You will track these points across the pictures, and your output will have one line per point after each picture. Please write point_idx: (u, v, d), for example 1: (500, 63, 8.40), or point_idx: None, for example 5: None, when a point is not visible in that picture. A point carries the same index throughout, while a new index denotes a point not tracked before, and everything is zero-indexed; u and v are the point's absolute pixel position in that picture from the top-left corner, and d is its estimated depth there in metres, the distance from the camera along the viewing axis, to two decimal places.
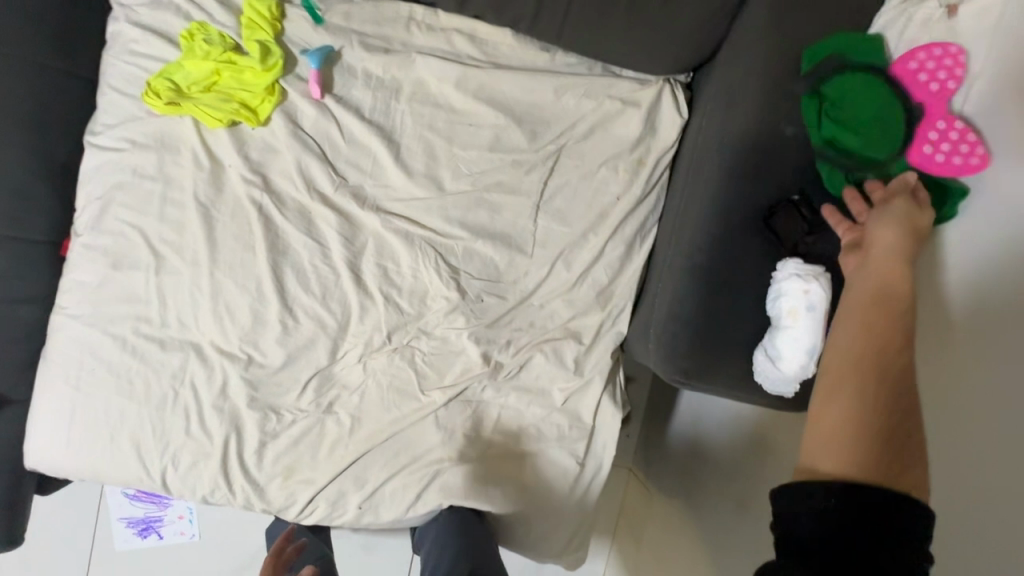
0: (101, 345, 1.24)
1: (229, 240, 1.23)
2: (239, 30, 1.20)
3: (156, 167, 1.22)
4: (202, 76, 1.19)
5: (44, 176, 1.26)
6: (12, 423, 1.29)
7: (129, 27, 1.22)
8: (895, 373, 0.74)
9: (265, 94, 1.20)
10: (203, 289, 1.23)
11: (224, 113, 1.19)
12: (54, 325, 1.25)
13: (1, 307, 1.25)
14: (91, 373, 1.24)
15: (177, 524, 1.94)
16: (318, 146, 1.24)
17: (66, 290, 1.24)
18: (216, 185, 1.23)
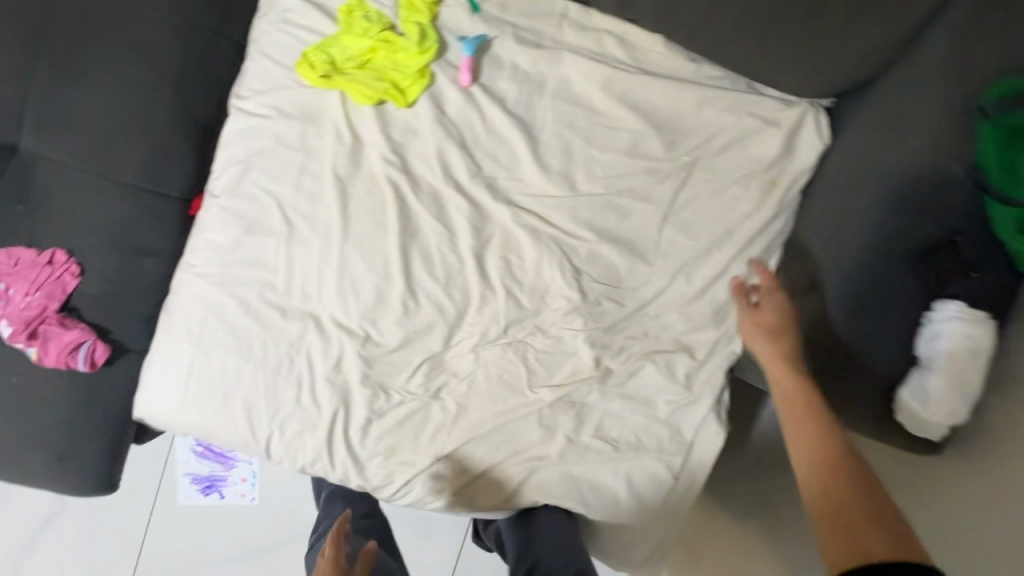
0: (223, 307, 1.25)
1: (362, 218, 1.24)
2: (397, 11, 1.21)
3: (298, 138, 1.23)
4: (357, 52, 1.20)
5: (185, 134, 1.28)
6: (124, 375, 1.30)
7: None
8: (837, 455, 0.96)
9: (416, 76, 1.20)
10: (330, 263, 1.24)
11: (374, 91, 1.20)
12: (181, 281, 1.27)
13: (130, 257, 1.27)
14: (210, 334, 1.25)
15: (239, 485, 1.96)
16: (458, 134, 1.24)
17: (197, 249, 1.26)
18: (353, 161, 1.24)
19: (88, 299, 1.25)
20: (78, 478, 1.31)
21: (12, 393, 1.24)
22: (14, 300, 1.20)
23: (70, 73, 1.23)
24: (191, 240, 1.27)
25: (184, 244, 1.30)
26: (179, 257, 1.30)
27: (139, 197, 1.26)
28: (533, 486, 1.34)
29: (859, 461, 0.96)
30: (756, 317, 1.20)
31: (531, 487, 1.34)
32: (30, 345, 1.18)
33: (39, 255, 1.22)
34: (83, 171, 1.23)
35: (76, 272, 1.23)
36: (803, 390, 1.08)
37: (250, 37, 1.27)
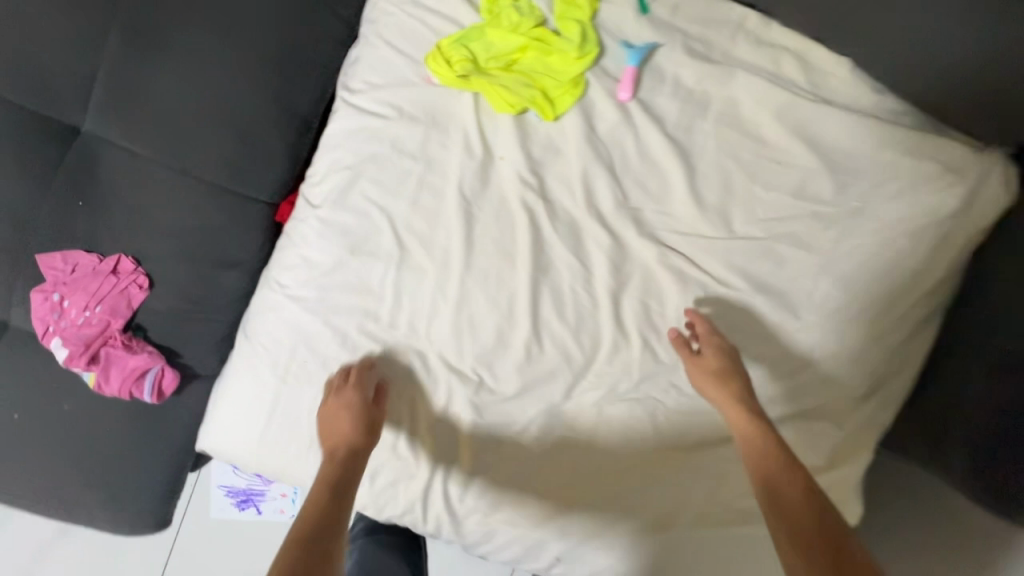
0: (314, 336, 1.06)
1: (488, 246, 1.06)
2: (553, 5, 1.02)
3: (419, 145, 1.04)
4: (501, 49, 1.01)
5: (279, 127, 1.06)
6: (192, 404, 1.12)
7: None
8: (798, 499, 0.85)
9: (569, 85, 1.01)
10: (443, 292, 1.07)
11: (519, 98, 1.01)
12: (266, 302, 1.08)
13: (209, 270, 1.07)
14: (296, 367, 1.07)
15: (279, 500, 1.39)
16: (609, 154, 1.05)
17: (289, 266, 1.07)
18: (482, 177, 1.05)
19: (157, 317, 1.06)
20: (128, 516, 1.11)
21: (63, 421, 1.05)
22: (72, 314, 1.00)
23: (146, 46, 1.00)
24: (277, 257, 1.09)
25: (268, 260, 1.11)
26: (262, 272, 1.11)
27: (221, 200, 1.06)
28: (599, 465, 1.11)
29: (806, 505, 0.85)
30: (700, 363, 1.04)
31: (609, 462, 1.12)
32: (89, 371, 1.00)
33: (102, 261, 1.02)
34: (159, 165, 1.02)
35: (144, 284, 1.04)
36: (752, 431, 0.95)
37: (365, 16, 1.06)
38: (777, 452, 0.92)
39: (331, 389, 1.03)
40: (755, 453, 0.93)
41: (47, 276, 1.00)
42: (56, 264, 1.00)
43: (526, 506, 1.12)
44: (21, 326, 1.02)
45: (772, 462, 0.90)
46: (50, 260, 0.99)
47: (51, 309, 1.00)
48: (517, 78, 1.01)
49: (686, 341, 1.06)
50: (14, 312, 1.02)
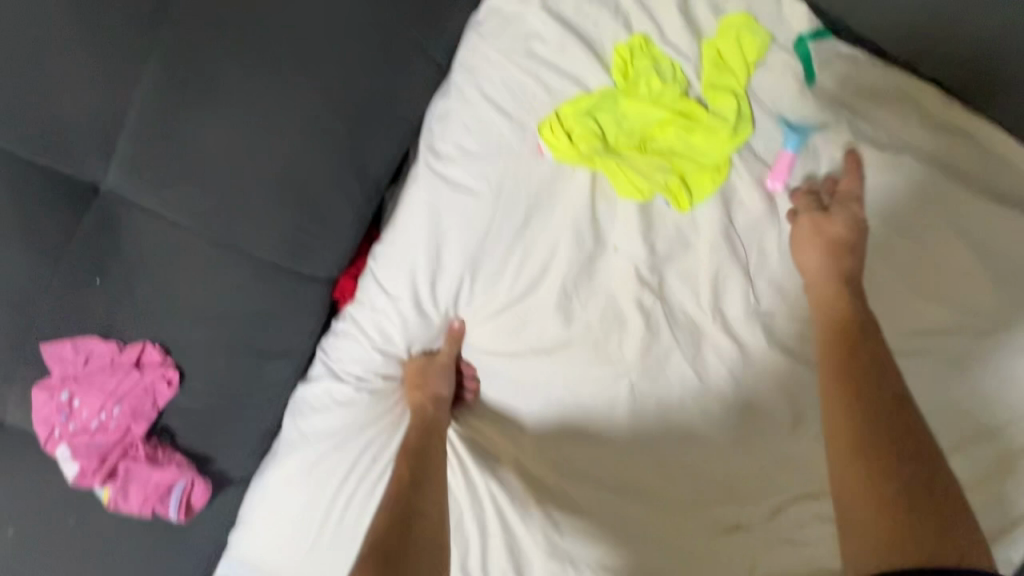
0: (377, 434, 0.87)
1: (586, 350, 0.87)
2: (700, 68, 0.83)
3: (517, 229, 0.86)
4: (632, 120, 0.83)
5: (346, 194, 0.86)
6: (222, 514, 0.93)
7: (541, 20, 0.84)
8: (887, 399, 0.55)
9: (712, 169, 0.83)
10: (527, 397, 0.90)
11: (649, 183, 0.83)
12: (319, 395, 0.91)
13: (253, 362, 0.88)
14: (355, 472, 0.87)
15: None
16: (748, 254, 0.86)
17: (351, 352, 0.90)
18: (588, 270, 0.86)
19: (187, 417, 0.87)
20: None
21: (64, 539, 0.85)
22: (83, 416, 0.81)
23: (188, 89, 0.78)
24: (336, 341, 0.91)
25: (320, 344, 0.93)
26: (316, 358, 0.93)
27: (272, 280, 0.86)
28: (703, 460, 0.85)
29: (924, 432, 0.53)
30: (827, 225, 0.77)
31: (623, 430, 0.87)
32: (103, 487, 0.81)
33: (122, 351, 0.82)
34: (201, 236, 0.83)
35: (173, 379, 0.84)
36: (834, 319, 0.67)
37: (462, 64, 0.86)
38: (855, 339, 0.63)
39: (419, 365, 0.88)
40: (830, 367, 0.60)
41: (54, 370, 0.80)
42: (66, 355, 0.80)
43: (616, 469, 0.86)
44: (20, 424, 0.83)
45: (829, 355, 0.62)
46: (58, 351, 0.80)
47: (58, 410, 0.81)
48: (649, 157, 0.83)
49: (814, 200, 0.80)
50: (9, 409, 0.82)
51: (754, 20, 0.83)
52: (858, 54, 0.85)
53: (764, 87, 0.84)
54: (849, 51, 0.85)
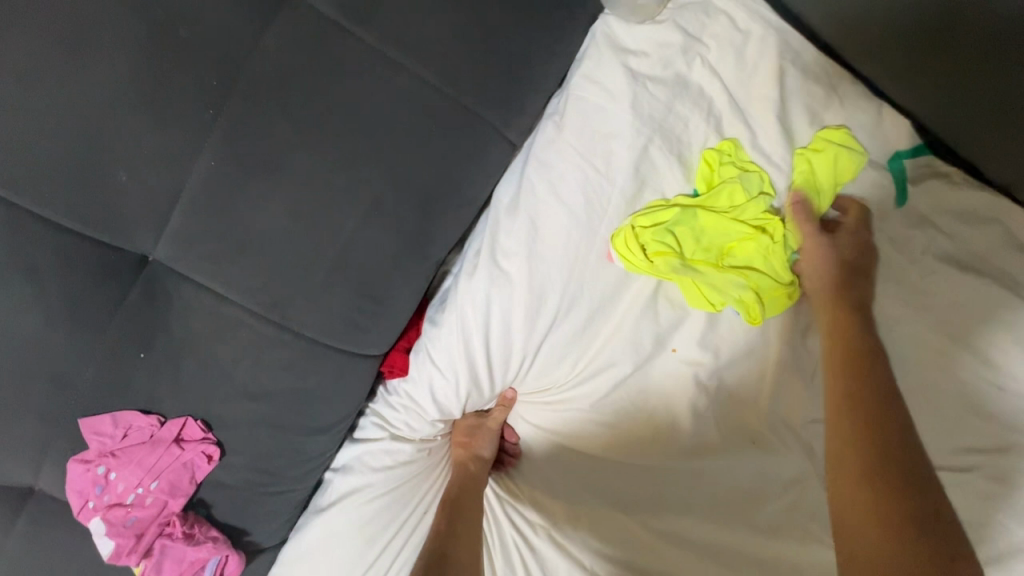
0: (430, 488, 0.93)
1: (633, 437, 0.91)
2: (783, 181, 0.79)
3: (579, 328, 0.85)
4: (710, 232, 0.79)
5: (407, 278, 0.82)
6: None
7: (627, 115, 0.79)
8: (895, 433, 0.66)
9: (786, 285, 0.80)
10: (561, 475, 0.93)
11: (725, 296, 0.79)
12: (372, 449, 0.92)
13: (295, 439, 0.85)
14: (405, 528, 0.90)
15: None
16: (799, 367, 0.87)
17: (404, 419, 0.92)
18: (641, 369, 0.87)
19: (225, 491, 0.84)
20: None
21: None
22: (119, 491, 0.78)
23: (251, 164, 0.72)
24: (387, 407, 0.92)
25: (370, 405, 0.94)
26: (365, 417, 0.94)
27: (322, 361, 0.82)
28: (697, 535, 0.86)
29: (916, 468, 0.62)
30: (834, 244, 0.78)
31: (613, 498, 0.90)
32: (137, 564, 0.79)
33: (163, 426, 0.79)
34: (251, 313, 0.78)
35: (213, 456, 0.81)
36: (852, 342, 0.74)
37: (537, 154, 0.81)
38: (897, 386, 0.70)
39: (470, 423, 0.94)
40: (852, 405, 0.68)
41: (91, 442, 0.77)
42: (105, 428, 0.77)
43: (611, 537, 0.88)
44: (50, 492, 0.79)
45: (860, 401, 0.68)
46: (97, 424, 0.76)
47: (93, 483, 0.78)
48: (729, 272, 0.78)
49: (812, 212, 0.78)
50: (42, 476, 0.78)
51: (849, 134, 0.79)
52: (955, 174, 0.83)
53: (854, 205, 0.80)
54: (946, 170, 0.83)
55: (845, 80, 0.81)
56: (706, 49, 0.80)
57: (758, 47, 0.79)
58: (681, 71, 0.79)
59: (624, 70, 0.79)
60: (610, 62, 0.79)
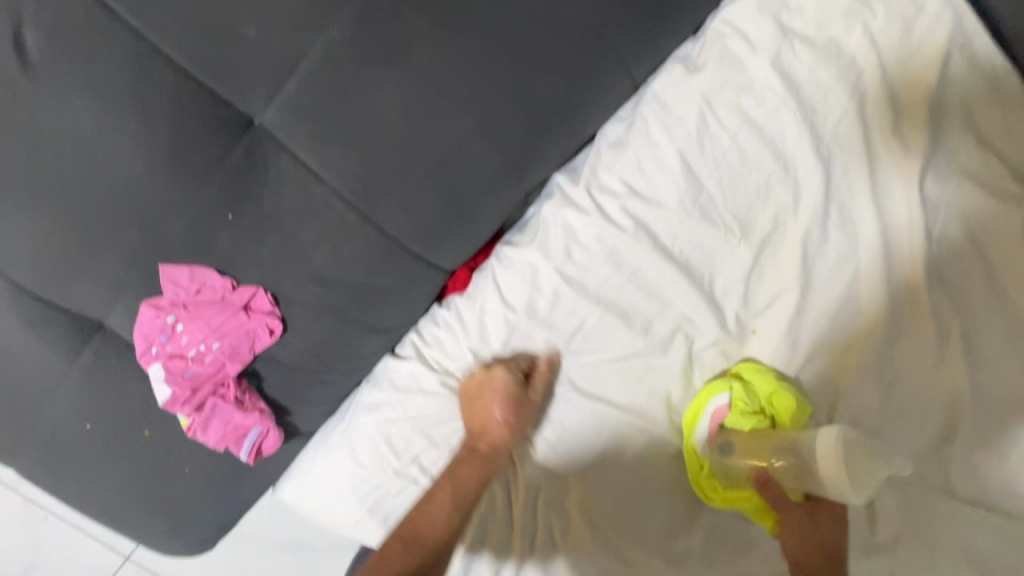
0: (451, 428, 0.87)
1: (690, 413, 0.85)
2: (737, 394, 0.81)
3: (661, 285, 0.82)
4: (734, 418, 0.80)
5: (500, 195, 0.80)
6: (280, 463, 0.94)
7: (767, 71, 0.76)
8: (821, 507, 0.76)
9: (783, 411, 0.79)
10: (588, 440, 0.87)
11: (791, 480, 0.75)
12: (408, 372, 0.88)
13: (352, 334, 0.85)
14: (423, 452, 0.87)
15: None
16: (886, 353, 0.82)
17: (442, 348, 0.87)
18: (712, 339, 0.84)
19: (279, 367, 0.85)
20: (181, 542, 0.96)
21: (132, 449, 0.86)
22: (183, 342, 0.80)
23: (381, 49, 0.73)
24: (433, 329, 0.88)
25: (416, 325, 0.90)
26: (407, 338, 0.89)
27: (397, 260, 0.81)
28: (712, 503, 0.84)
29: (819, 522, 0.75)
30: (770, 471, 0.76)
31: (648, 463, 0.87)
32: (188, 416, 0.81)
33: (234, 290, 0.80)
34: (338, 199, 0.77)
35: (275, 330, 0.82)
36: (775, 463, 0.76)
37: (657, 94, 0.79)
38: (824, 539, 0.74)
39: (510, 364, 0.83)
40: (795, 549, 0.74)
41: (166, 289, 0.78)
42: (181, 279, 0.78)
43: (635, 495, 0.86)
44: (119, 331, 0.82)
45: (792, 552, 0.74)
46: (175, 273, 0.78)
47: (160, 330, 0.80)
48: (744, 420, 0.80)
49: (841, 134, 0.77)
50: (114, 315, 0.81)
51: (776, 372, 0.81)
52: None
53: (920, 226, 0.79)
54: None
55: (986, 91, 0.78)
56: (862, 19, 0.76)
57: (911, 34, 0.76)
58: (833, 34, 0.76)
59: (770, 28, 0.76)
60: (763, 17, 0.76)
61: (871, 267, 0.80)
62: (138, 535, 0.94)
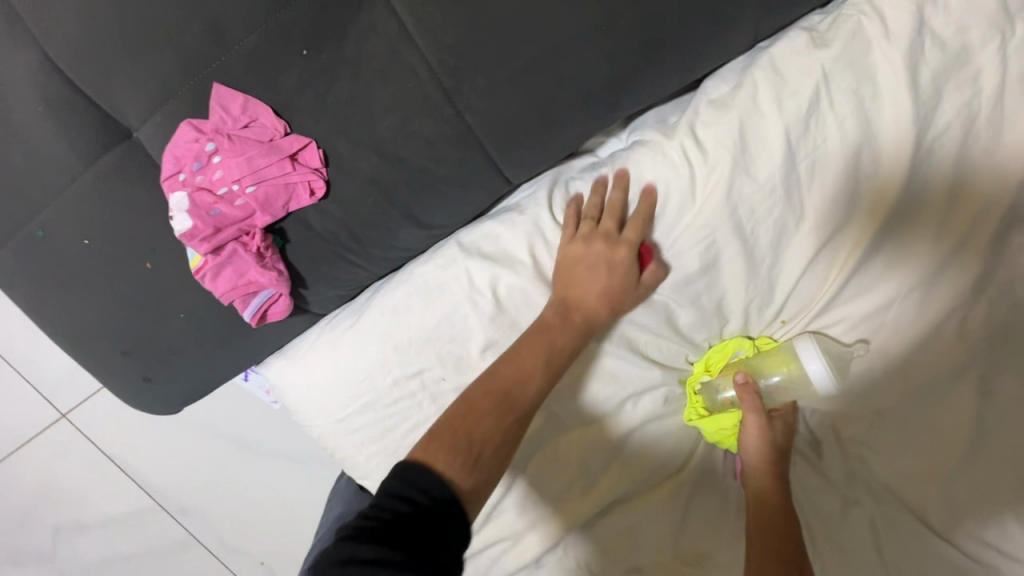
0: (466, 340, 0.82)
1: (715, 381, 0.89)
2: (736, 344, 0.87)
3: (721, 256, 0.79)
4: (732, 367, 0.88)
5: (587, 114, 0.77)
6: (279, 338, 0.88)
7: (895, 60, 0.73)
8: (779, 448, 0.87)
9: (773, 351, 0.86)
10: (598, 391, 0.88)
11: (780, 394, 0.88)
12: (437, 275, 0.82)
13: (392, 218, 0.80)
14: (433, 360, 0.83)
15: (276, 466, 1.35)
16: (904, 372, 0.85)
17: (479, 255, 0.81)
18: (747, 314, 0.84)
19: (308, 232, 0.80)
20: (147, 395, 0.90)
21: (130, 277, 0.80)
22: (214, 177, 0.73)
23: None
24: (471, 237, 0.82)
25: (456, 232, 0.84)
26: (445, 239, 0.84)
27: (463, 152, 0.77)
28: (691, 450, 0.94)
29: (779, 461, 0.86)
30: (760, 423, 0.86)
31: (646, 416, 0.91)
32: (201, 255, 0.75)
33: (285, 137, 0.74)
34: (424, 69, 0.73)
35: (316, 192, 0.76)
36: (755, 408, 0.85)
37: (774, 59, 0.75)
38: (778, 442, 0.87)
39: (593, 322, 0.76)
40: (755, 450, 0.86)
41: (214, 114, 0.72)
42: (232, 107, 0.72)
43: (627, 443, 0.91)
44: (148, 144, 0.75)
45: (751, 463, 0.86)
46: (228, 99, 0.71)
47: (193, 157, 0.73)
48: (746, 365, 0.87)
49: (939, 144, 0.76)
50: (147, 126, 0.74)
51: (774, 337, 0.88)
52: None
53: (977, 274, 0.80)
54: None
55: None
56: (1001, 32, 0.73)
57: None
58: (970, 40, 0.73)
59: (913, 15, 0.72)
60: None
61: (916, 286, 0.81)
62: (105, 374, 0.88)
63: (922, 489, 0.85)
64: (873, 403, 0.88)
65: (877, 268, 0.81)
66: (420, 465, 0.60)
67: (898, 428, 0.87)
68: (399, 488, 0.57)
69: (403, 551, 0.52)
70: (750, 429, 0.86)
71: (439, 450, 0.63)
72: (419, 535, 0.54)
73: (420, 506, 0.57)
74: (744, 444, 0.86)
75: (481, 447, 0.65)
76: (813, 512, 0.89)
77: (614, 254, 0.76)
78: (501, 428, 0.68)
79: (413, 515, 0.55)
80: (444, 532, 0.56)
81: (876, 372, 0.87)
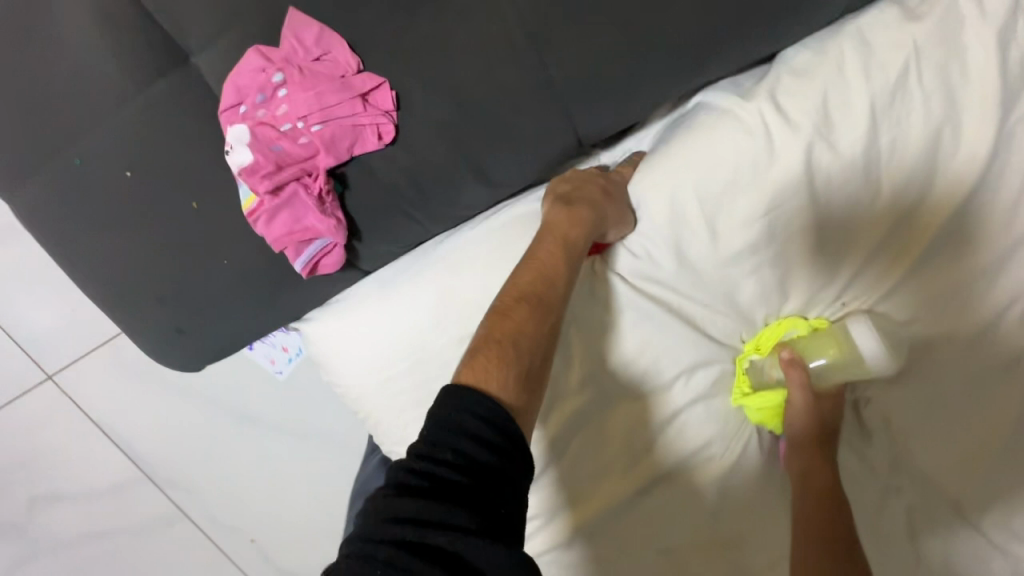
0: None
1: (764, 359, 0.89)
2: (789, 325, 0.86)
3: (794, 229, 0.78)
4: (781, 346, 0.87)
5: (672, 75, 0.75)
6: (321, 294, 0.82)
7: (983, 41, 0.73)
8: (826, 426, 0.85)
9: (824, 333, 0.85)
10: (657, 365, 0.85)
11: (827, 376, 0.86)
12: (496, 235, 0.79)
13: (460, 170, 0.75)
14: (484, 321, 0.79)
15: (281, 440, 1.25)
16: (958, 360, 0.85)
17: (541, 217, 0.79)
18: (810, 292, 0.83)
19: (370, 178, 0.75)
20: (168, 348, 0.81)
21: (175, 214, 0.74)
22: (279, 111, 0.70)
23: None
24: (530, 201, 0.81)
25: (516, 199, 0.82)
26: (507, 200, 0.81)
27: (542, 104, 0.74)
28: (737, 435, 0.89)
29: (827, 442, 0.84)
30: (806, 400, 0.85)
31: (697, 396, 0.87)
32: (257, 194, 0.70)
33: (358, 74, 0.70)
34: (513, 15, 0.71)
35: (384, 136, 0.72)
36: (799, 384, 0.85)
37: (864, 30, 0.75)
38: (825, 422, 0.85)
39: (598, 222, 0.74)
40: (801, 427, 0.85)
41: (286, 43, 0.69)
42: (306, 39, 0.69)
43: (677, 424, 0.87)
44: (210, 73, 0.72)
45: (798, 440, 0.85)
46: (303, 29, 0.69)
47: (259, 88, 0.69)
48: (796, 344, 0.86)
49: (1016, 128, 0.77)
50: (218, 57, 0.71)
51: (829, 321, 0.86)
52: None
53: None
54: None
55: None
56: None
57: None
58: None
59: None
60: None
61: (978, 270, 0.82)
62: (127, 321, 0.80)
63: (964, 477, 0.85)
64: (925, 391, 0.86)
65: (944, 251, 0.81)
66: (470, 388, 0.57)
67: (946, 416, 0.86)
68: (457, 422, 0.55)
69: (467, 512, 0.50)
70: (794, 404, 0.85)
71: (484, 364, 0.62)
72: (484, 491, 0.51)
73: (489, 450, 0.54)
74: (791, 422, 0.86)
75: (525, 353, 0.64)
76: (856, 502, 0.87)
77: (597, 208, 0.75)
78: (543, 328, 0.67)
79: (478, 463, 0.53)
80: (497, 490, 0.52)
81: (930, 360, 0.85)
